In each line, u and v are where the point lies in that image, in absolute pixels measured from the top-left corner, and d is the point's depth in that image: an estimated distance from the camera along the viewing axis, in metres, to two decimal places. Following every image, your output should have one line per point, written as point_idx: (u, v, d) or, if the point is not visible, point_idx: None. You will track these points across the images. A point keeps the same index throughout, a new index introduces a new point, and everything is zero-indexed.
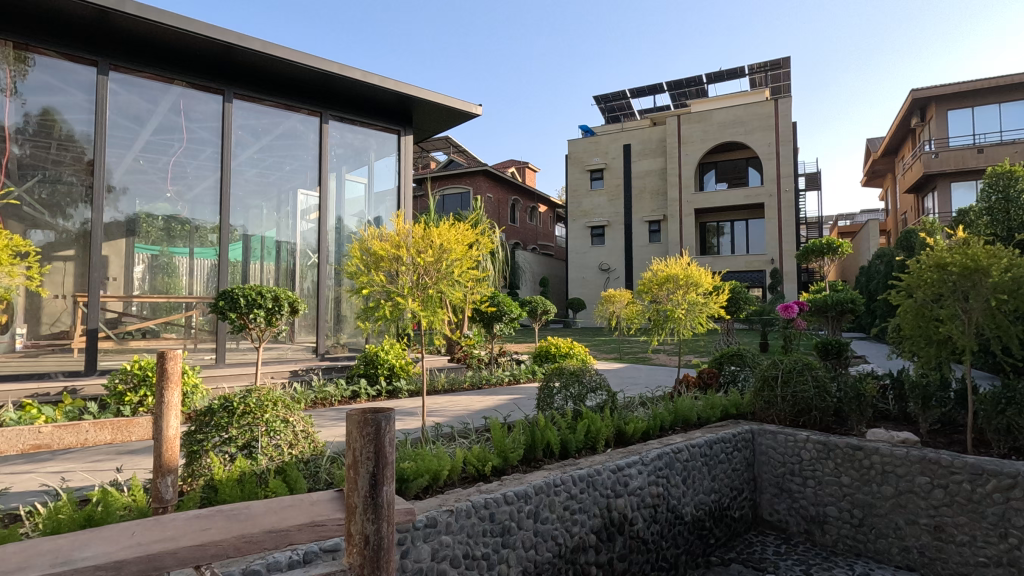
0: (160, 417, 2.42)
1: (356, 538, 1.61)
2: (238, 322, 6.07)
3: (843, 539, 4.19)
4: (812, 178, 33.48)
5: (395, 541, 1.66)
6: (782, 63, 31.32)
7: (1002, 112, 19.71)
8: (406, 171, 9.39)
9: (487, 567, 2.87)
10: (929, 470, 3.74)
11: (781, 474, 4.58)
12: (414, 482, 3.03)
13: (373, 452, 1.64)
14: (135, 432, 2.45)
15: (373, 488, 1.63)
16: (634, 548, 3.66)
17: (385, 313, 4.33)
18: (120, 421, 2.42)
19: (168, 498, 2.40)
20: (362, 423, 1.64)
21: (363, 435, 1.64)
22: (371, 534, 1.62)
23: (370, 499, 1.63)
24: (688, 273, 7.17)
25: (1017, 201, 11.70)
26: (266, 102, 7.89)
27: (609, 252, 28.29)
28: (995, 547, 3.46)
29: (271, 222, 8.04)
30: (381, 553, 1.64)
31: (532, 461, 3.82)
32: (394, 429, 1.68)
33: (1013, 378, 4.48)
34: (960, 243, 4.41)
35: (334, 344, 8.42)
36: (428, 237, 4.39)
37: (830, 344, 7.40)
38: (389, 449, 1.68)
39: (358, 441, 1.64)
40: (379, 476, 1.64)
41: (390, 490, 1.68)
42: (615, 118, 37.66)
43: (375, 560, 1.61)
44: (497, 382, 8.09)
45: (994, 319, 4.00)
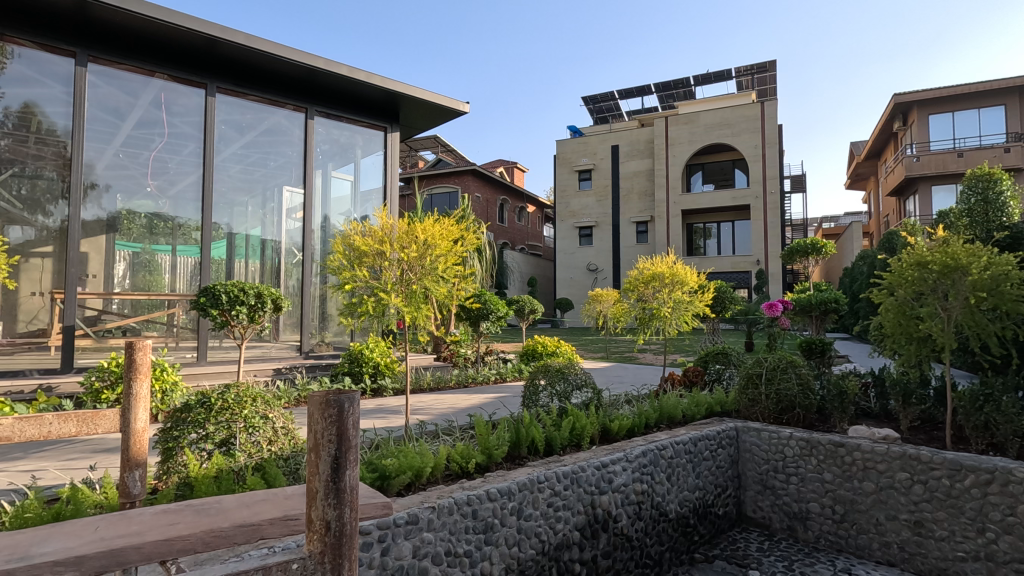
0: (127, 408, 2.35)
1: (317, 525, 1.56)
2: (220, 318, 5.97)
3: (825, 535, 4.23)
4: (797, 180, 33.85)
5: (357, 528, 1.63)
6: (769, 67, 31.67)
7: (981, 116, 20.09)
8: (393, 169, 9.33)
9: (469, 565, 2.84)
10: (909, 465, 3.78)
11: (764, 471, 4.61)
12: (397, 479, 3.01)
13: (335, 435, 1.59)
14: (103, 425, 2.29)
15: (335, 473, 1.59)
16: (618, 545, 3.64)
17: (368, 309, 4.28)
18: (85, 413, 2.26)
19: (135, 493, 2.39)
20: (324, 405, 1.58)
21: (326, 417, 1.58)
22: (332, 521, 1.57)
23: (331, 484, 1.58)
24: (674, 272, 7.22)
25: (995, 204, 11.95)
26: (251, 97, 7.78)
27: (597, 252, 28.38)
28: (973, 541, 3.50)
29: (255, 220, 7.95)
30: (343, 541, 1.60)
31: (517, 459, 3.80)
32: (357, 411, 1.64)
33: (990, 376, 4.57)
34: (940, 242, 4.46)
35: (319, 342, 8.34)
36: (411, 233, 4.35)
37: (814, 343, 7.46)
38: (351, 432, 1.63)
39: (320, 423, 1.58)
40: (341, 460, 1.60)
41: (353, 475, 1.64)
42: (604, 119, 37.83)
43: (337, 547, 1.57)
44: (483, 380, 8.06)
45: (973, 316, 4.04)
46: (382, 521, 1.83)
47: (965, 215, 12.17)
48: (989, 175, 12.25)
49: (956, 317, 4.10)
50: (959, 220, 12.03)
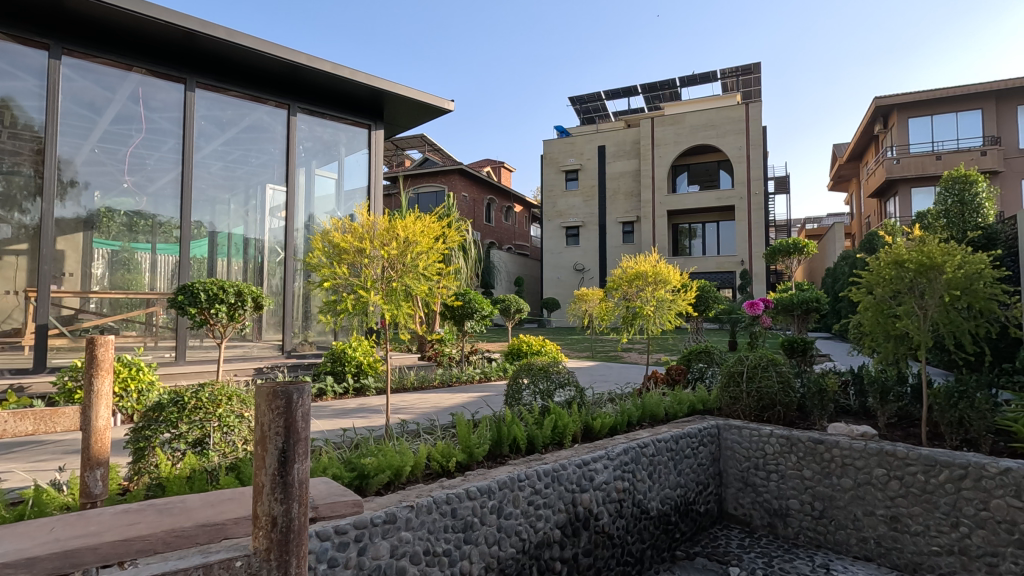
0: (88, 406, 2.31)
1: (262, 521, 1.55)
2: (198, 317, 5.86)
3: (804, 531, 4.27)
4: (780, 181, 34.23)
5: (307, 525, 1.61)
6: (753, 69, 31.98)
7: (959, 120, 20.48)
8: (377, 167, 9.26)
9: (448, 564, 2.81)
10: (886, 462, 3.83)
11: (745, 468, 4.64)
12: (376, 478, 2.98)
13: (282, 427, 1.56)
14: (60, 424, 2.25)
15: (283, 467, 1.56)
16: (599, 543, 3.64)
17: (348, 306, 4.24)
18: (43, 411, 2.21)
19: (96, 493, 2.33)
20: (271, 396, 1.54)
21: (273, 409, 1.54)
22: (279, 517, 1.55)
23: (278, 478, 1.56)
24: (657, 270, 7.25)
25: (971, 205, 12.19)
26: (231, 93, 7.67)
27: (584, 252, 28.45)
28: (948, 536, 3.55)
29: (238, 218, 7.85)
30: (291, 536, 1.59)
31: (498, 457, 3.78)
32: (308, 403, 1.59)
33: (965, 373, 4.64)
34: (918, 242, 4.52)
35: (302, 341, 8.25)
36: (392, 230, 4.32)
37: (796, 342, 7.53)
38: (301, 425, 1.58)
39: (267, 415, 1.54)
40: (289, 454, 1.57)
41: (302, 469, 1.61)
42: (591, 119, 37.95)
43: (283, 543, 1.56)
44: (467, 380, 8.02)
45: (948, 315, 4.11)
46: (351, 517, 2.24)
47: (943, 216, 12.38)
48: (966, 177, 12.47)
49: (932, 315, 4.16)
50: (937, 220, 12.23)
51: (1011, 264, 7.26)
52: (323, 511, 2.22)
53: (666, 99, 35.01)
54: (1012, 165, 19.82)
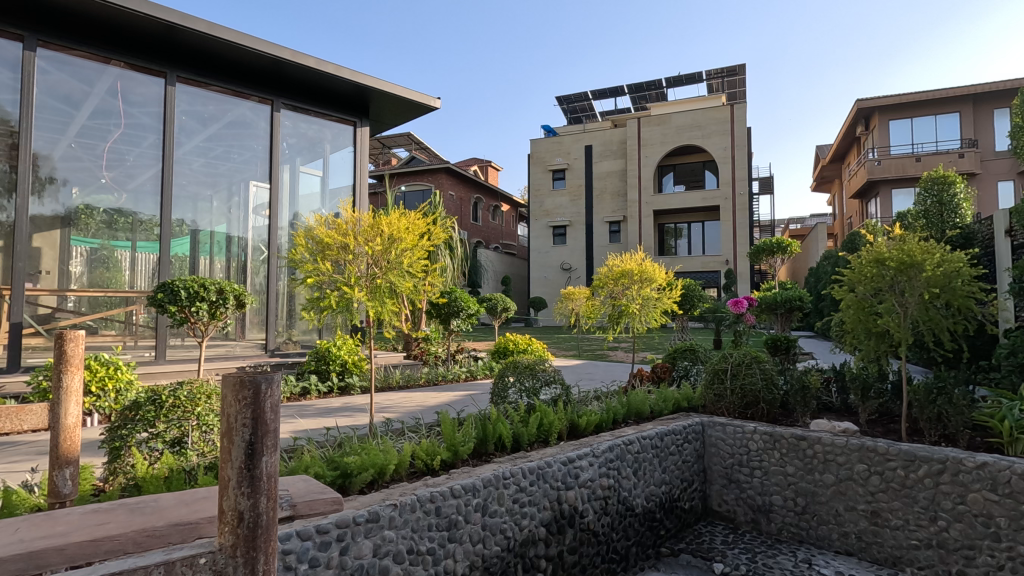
0: (58, 403, 2.29)
1: (229, 516, 1.56)
2: (178, 315, 5.75)
3: (787, 527, 4.30)
4: (764, 181, 34.60)
5: (275, 520, 1.62)
6: (738, 70, 32.29)
7: (938, 123, 20.86)
8: (362, 164, 9.19)
9: (432, 562, 2.78)
10: (867, 457, 3.88)
11: (729, 465, 4.67)
12: (359, 477, 2.95)
13: (250, 418, 1.57)
14: (28, 420, 2.25)
15: (250, 459, 1.57)
16: (584, 541, 3.64)
17: (332, 304, 4.19)
18: (8, 408, 2.21)
19: (66, 493, 2.29)
20: (238, 386, 1.56)
21: (240, 400, 1.56)
22: (246, 511, 1.57)
23: (245, 471, 1.57)
24: (643, 268, 7.27)
25: (950, 206, 12.40)
26: (213, 88, 7.55)
27: (571, 251, 28.51)
28: (926, 530, 3.61)
29: (221, 215, 7.74)
30: (258, 532, 1.60)
31: (483, 455, 3.77)
32: (275, 393, 1.63)
33: (943, 370, 4.72)
34: (898, 240, 4.58)
35: (286, 340, 8.15)
36: (376, 226, 4.28)
37: (779, 340, 7.60)
38: (267, 417, 1.61)
39: (234, 406, 1.56)
40: (257, 446, 1.59)
41: (270, 462, 1.63)
42: (578, 119, 38.06)
43: (250, 538, 1.57)
44: (454, 378, 7.99)
45: (927, 312, 4.17)
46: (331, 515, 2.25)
47: (922, 216, 12.57)
48: (944, 177, 12.67)
49: (911, 312, 4.22)
50: (916, 220, 12.42)
51: (988, 264, 7.39)
52: (302, 509, 2.21)
53: (652, 100, 35.20)
54: (988, 167, 20.22)
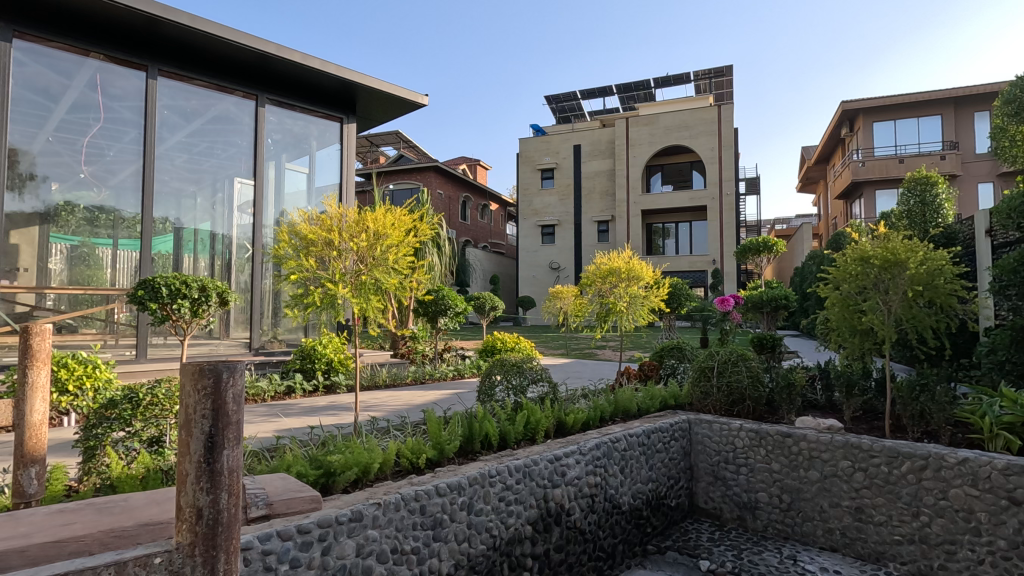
0: (22, 400, 2.26)
1: (188, 513, 1.63)
2: (159, 313, 5.64)
3: (772, 524, 4.32)
4: (751, 182, 34.88)
5: (236, 516, 1.69)
6: (726, 72, 32.54)
7: (921, 125, 21.17)
8: (349, 161, 9.11)
9: (417, 562, 2.74)
10: (852, 454, 3.90)
11: (716, 462, 4.68)
12: (343, 475, 2.90)
13: (210, 409, 1.65)
14: None
15: (210, 453, 1.64)
16: (571, 539, 3.62)
17: (316, 300, 4.14)
18: None
19: (31, 493, 2.25)
20: (198, 376, 1.63)
21: (200, 390, 1.63)
22: (204, 508, 1.63)
23: (204, 465, 1.64)
24: (630, 266, 7.27)
25: (932, 206, 12.57)
26: (196, 82, 7.42)
27: (560, 251, 28.54)
28: (909, 525, 3.64)
29: (205, 213, 7.62)
30: (219, 530, 1.67)
31: (469, 454, 3.73)
32: (235, 387, 1.70)
33: (926, 368, 4.77)
34: (883, 238, 4.61)
35: (271, 339, 8.04)
36: (361, 222, 4.23)
37: (765, 338, 7.65)
38: (228, 410, 1.68)
39: (193, 396, 1.63)
40: (217, 440, 1.66)
41: (230, 457, 1.70)
42: (567, 119, 38.13)
43: (210, 536, 1.64)
44: (441, 377, 7.94)
45: (910, 310, 4.21)
46: (309, 513, 2.45)
47: (906, 217, 12.72)
48: (927, 178, 12.83)
49: (895, 310, 4.26)
50: (900, 221, 12.57)
51: (970, 263, 7.49)
52: (279, 508, 2.41)
53: (640, 100, 35.36)
54: (969, 168, 20.55)
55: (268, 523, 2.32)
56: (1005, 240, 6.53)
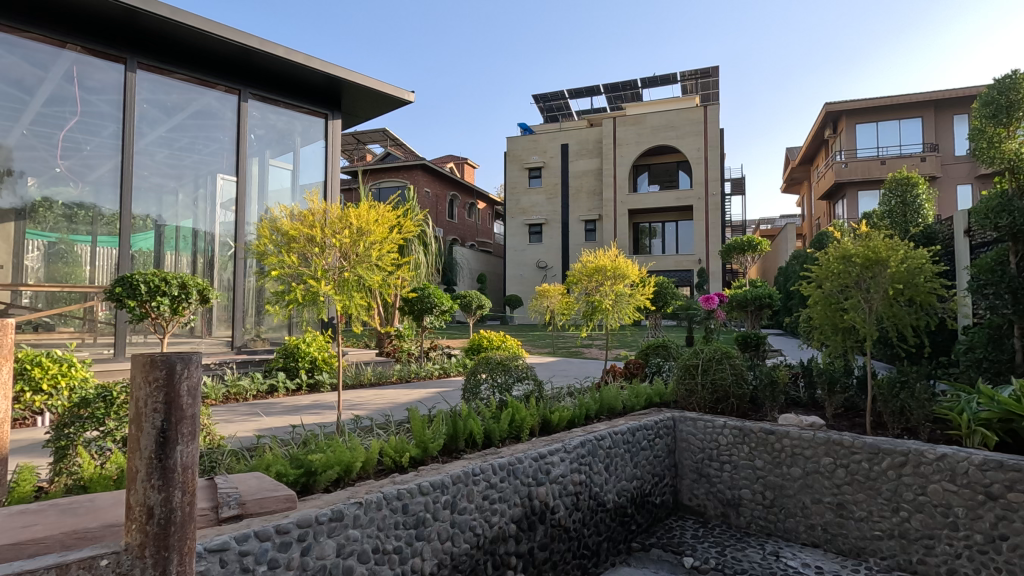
0: None
1: (139, 511, 1.68)
2: (138, 310, 5.54)
3: (756, 520, 4.35)
4: (737, 182, 35.18)
5: (189, 515, 1.74)
6: (712, 72, 32.80)
7: (902, 127, 21.51)
8: (334, 158, 9.01)
9: (399, 562, 2.71)
10: (833, 450, 3.94)
11: (700, 459, 4.70)
12: (324, 475, 2.85)
13: (161, 402, 1.70)
14: None
15: (160, 449, 1.70)
16: (555, 537, 3.61)
17: (298, 297, 4.09)
18: None
19: None
20: (150, 368, 1.69)
21: (151, 381, 1.68)
22: (155, 507, 1.68)
23: (156, 462, 1.69)
24: (616, 265, 7.29)
25: (913, 206, 12.76)
26: (177, 76, 7.28)
27: (547, 250, 28.57)
28: (889, 521, 3.68)
29: (187, 210, 7.51)
30: (171, 529, 1.71)
31: (453, 452, 3.71)
32: (188, 382, 1.75)
33: (906, 365, 4.83)
34: (864, 237, 4.66)
35: (254, 337, 7.93)
36: (343, 219, 4.18)
37: (749, 337, 7.70)
38: (181, 405, 1.74)
39: (143, 388, 1.69)
40: (169, 435, 1.71)
41: (182, 453, 1.75)
42: (554, 118, 38.17)
43: (162, 533, 1.69)
44: (426, 375, 7.89)
45: (891, 308, 4.25)
46: (283, 512, 2.43)
47: (887, 217, 12.89)
48: (908, 180, 13.00)
49: (876, 308, 4.31)
50: (881, 221, 12.73)
51: (949, 263, 7.60)
52: (252, 508, 2.36)
53: (627, 100, 35.51)
54: (948, 170, 20.90)
55: (246, 524, 2.28)
56: (983, 240, 6.64)
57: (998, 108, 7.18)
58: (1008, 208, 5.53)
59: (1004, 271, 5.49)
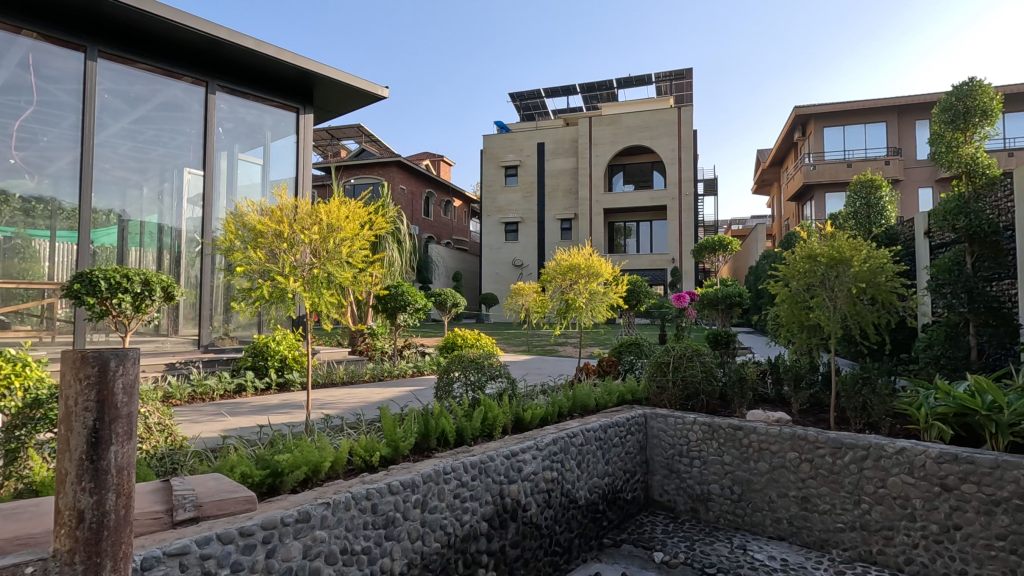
0: None
1: (68, 515, 1.58)
2: (98, 308, 5.36)
3: (724, 515, 4.43)
4: (709, 182, 35.77)
5: (125, 519, 1.65)
6: (686, 74, 33.25)
7: (867, 131, 22.14)
8: (305, 153, 8.85)
9: (368, 562, 2.67)
10: (799, 445, 4.04)
11: (670, 455, 4.76)
12: (291, 475, 2.80)
13: (94, 401, 1.60)
14: None
15: (92, 450, 1.60)
16: (527, 534, 3.61)
17: (265, 295, 4.01)
18: None
19: None
20: (79, 364, 1.59)
21: (80, 379, 1.58)
22: (86, 510, 1.59)
23: (88, 464, 1.60)
24: (589, 263, 7.34)
25: (877, 208, 13.13)
26: (140, 66, 7.05)
27: (523, 248, 28.61)
28: (851, 513, 3.79)
29: (152, 205, 7.31)
30: (103, 534, 1.62)
31: (425, 451, 3.68)
32: (123, 379, 1.66)
33: (868, 362, 4.98)
34: (829, 237, 4.78)
35: (222, 335, 7.75)
36: (313, 214, 4.11)
37: (720, 335, 7.84)
38: (114, 404, 1.64)
39: (73, 386, 1.58)
40: (101, 435, 1.61)
41: (116, 453, 1.65)
42: (531, 116, 38.22)
43: (93, 539, 1.60)
44: (399, 374, 7.81)
45: (855, 306, 4.38)
46: (241, 514, 2.37)
47: (852, 218, 13.24)
48: (872, 181, 13.36)
49: (840, 307, 4.43)
50: (847, 222, 13.06)
51: (910, 262, 7.85)
52: (210, 509, 2.31)
53: (603, 100, 35.75)
54: (911, 174, 21.59)
55: (207, 527, 2.21)
56: (942, 241, 6.88)
57: (957, 113, 7.37)
58: (964, 211, 5.75)
59: (960, 271, 5.70)
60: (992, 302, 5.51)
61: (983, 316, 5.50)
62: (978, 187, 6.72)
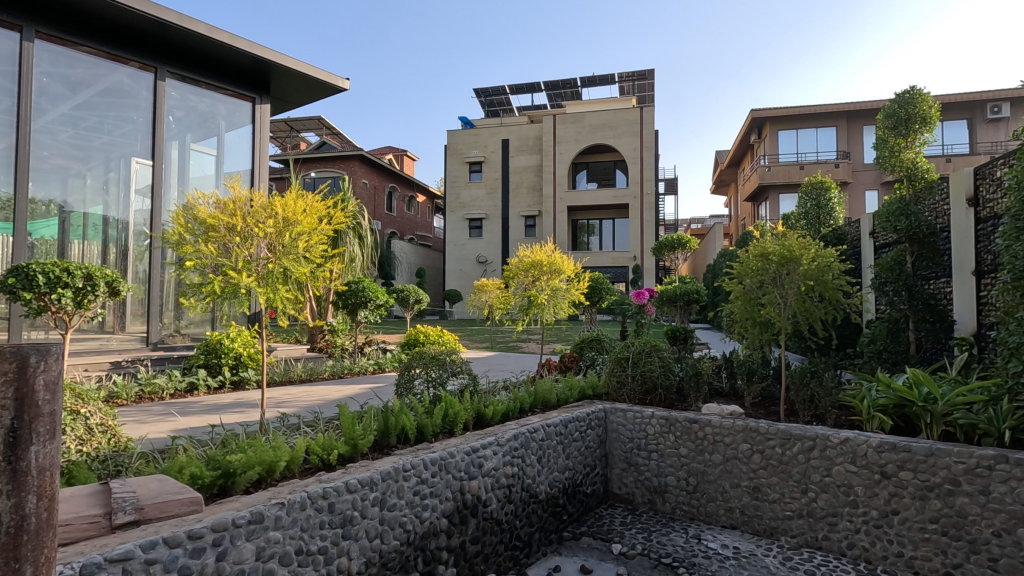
0: None
1: None
2: (35, 304, 5.06)
3: (680, 506, 4.55)
4: (670, 182, 36.51)
5: (56, 522, 1.36)
6: (648, 75, 33.82)
7: (819, 135, 23.03)
8: (261, 144, 8.59)
9: (324, 562, 2.63)
10: (751, 437, 4.18)
11: (629, 449, 4.85)
12: (244, 476, 2.73)
13: (10, 399, 1.27)
14: None
15: (11, 450, 1.27)
16: (487, 530, 3.62)
17: (217, 290, 3.89)
18: None
19: None
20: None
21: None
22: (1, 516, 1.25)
23: (3, 466, 1.26)
24: (551, 260, 7.40)
25: (827, 209, 13.67)
26: (81, 48, 6.69)
27: (487, 244, 28.58)
28: (798, 501, 3.96)
29: (96, 196, 6.99)
30: (26, 543, 1.30)
31: (384, 448, 3.64)
32: (54, 372, 1.37)
33: (816, 357, 5.20)
34: (782, 237, 4.95)
35: (172, 332, 7.46)
36: (268, 207, 4.00)
37: (678, 331, 8.03)
38: (40, 399, 1.32)
39: None
40: (23, 434, 1.28)
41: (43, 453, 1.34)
42: (495, 112, 38.16)
43: (13, 548, 1.26)
44: (360, 371, 7.69)
45: (804, 303, 4.55)
46: (186, 516, 2.29)
47: (803, 219, 13.75)
48: (821, 184, 13.89)
49: (790, 303, 4.60)
50: (798, 222, 13.55)
51: (856, 261, 8.22)
52: (152, 512, 2.23)
53: (567, 98, 36.00)
54: (859, 177, 22.56)
55: (152, 531, 2.13)
56: (885, 241, 7.23)
57: (898, 120, 7.68)
58: (905, 213, 6.12)
59: (901, 270, 6.04)
60: (929, 299, 5.89)
61: (922, 312, 5.85)
62: (918, 190, 7.09)
